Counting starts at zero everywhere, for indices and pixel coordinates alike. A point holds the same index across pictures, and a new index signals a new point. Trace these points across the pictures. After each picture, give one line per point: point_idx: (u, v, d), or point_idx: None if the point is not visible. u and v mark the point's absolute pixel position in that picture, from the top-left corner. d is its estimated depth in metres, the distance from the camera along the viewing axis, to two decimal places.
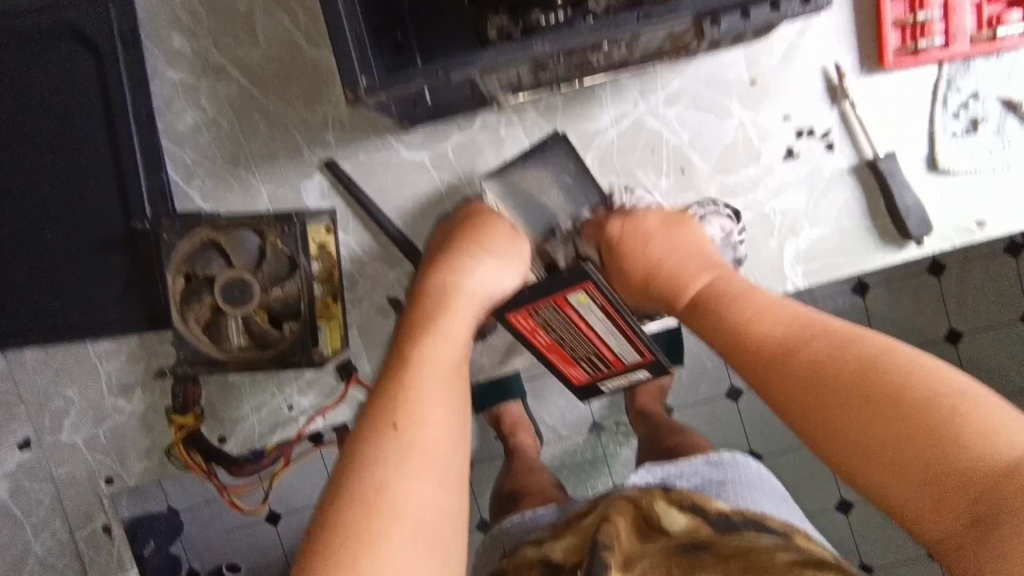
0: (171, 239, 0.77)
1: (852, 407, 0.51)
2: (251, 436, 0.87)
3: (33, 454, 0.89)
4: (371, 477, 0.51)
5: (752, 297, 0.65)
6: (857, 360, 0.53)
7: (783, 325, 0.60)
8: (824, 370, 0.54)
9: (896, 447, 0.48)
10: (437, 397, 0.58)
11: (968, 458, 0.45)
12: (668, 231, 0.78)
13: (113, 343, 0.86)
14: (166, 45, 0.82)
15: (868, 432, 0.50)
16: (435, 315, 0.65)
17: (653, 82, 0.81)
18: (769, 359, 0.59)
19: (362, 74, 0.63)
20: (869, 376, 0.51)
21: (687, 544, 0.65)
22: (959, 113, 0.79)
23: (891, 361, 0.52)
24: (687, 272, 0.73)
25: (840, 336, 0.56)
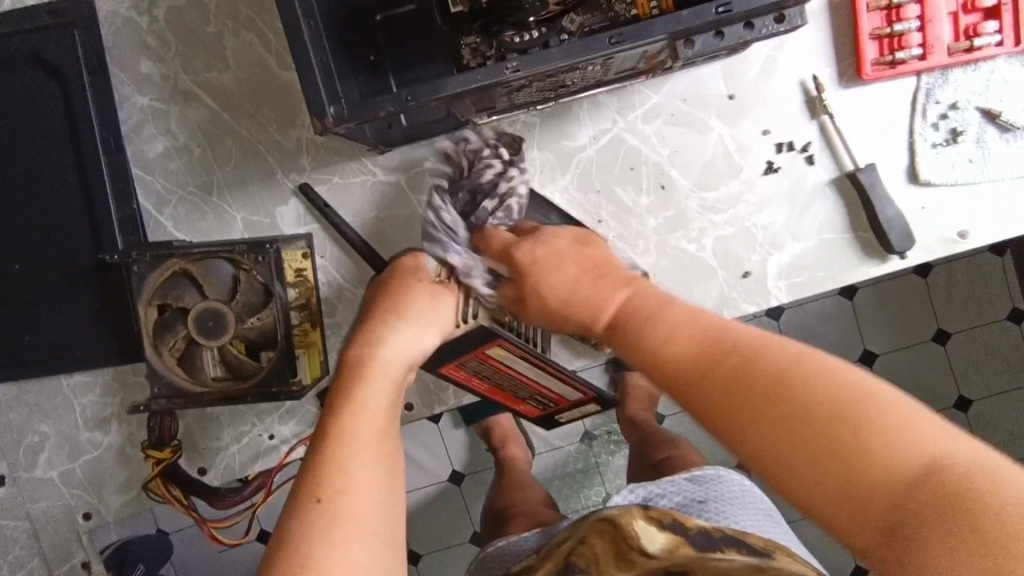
0: (141, 271, 0.75)
1: (762, 424, 0.48)
2: (231, 467, 0.84)
3: (8, 490, 0.87)
4: (300, 552, 0.51)
5: (664, 314, 0.61)
6: (769, 374, 0.50)
7: (693, 338, 0.56)
8: (739, 388, 0.51)
9: (817, 467, 0.45)
10: (365, 460, 0.57)
11: (884, 468, 0.43)
12: (569, 256, 0.72)
13: (86, 375, 0.84)
14: (134, 71, 0.80)
15: (780, 449, 0.47)
16: (350, 388, 0.62)
17: (631, 98, 0.81)
18: (687, 378, 0.54)
19: (330, 104, 0.62)
20: (781, 388, 0.49)
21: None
22: (938, 123, 0.78)
23: (804, 368, 0.49)
24: (602, 290, 0.68)
25: (750, 340, 0.53)
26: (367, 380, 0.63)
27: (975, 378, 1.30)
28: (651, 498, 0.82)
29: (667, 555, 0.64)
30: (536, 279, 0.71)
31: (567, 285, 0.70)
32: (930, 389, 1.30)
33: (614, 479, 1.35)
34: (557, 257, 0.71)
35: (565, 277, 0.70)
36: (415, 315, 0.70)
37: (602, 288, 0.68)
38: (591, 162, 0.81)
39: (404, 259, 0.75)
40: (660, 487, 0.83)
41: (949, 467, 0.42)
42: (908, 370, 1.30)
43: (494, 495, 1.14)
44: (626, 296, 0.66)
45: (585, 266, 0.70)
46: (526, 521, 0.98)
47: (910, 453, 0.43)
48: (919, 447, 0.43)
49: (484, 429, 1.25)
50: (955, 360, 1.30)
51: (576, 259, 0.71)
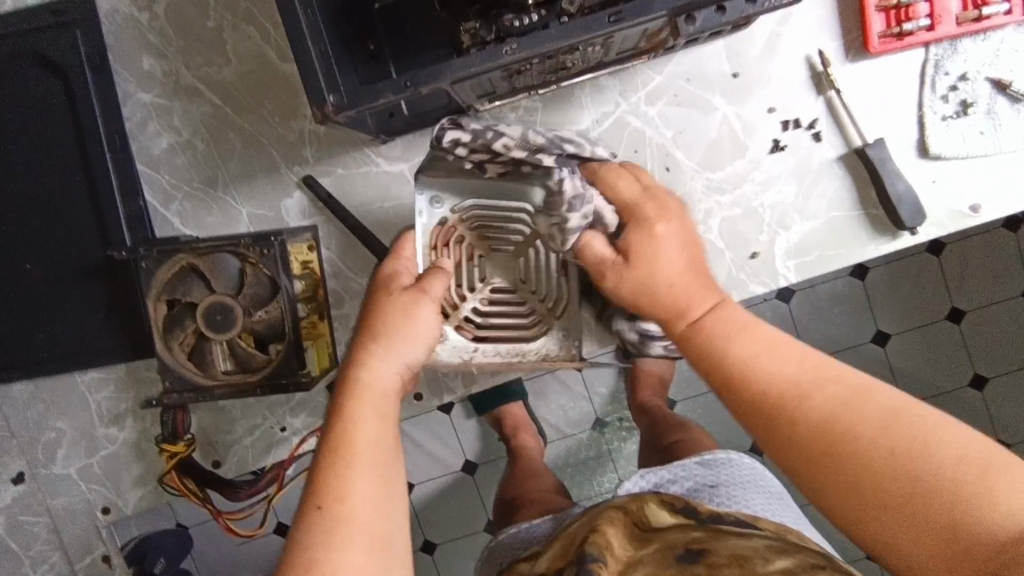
0: (149, 266, 0.76)
1: (857, 462, 0.44)
2: (245, 460, 0.85)
3: (28, 487, 0.88)
4: (302, 558, 0.51)
5: (756, 328, 0.54)
6: (874, 411, 0.45)
7: (789, 360, 0.50)
8: (838, 421, 0.46)
9: (916, 512, 0.41)
10: (365, 466, 0.56)
11: (991, 520, 0.39)
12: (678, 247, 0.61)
13: (101, 372, 0.85)
14: (135, 67, 0.80)
15: (877, 490, 0.43)
16: (345, 402, 0.60)
17: (633, 80, 0.80)
18: (776, 401, 0.49)
19: (330, 92, 0.61)
20: (889, 426, 0.44)
21: (684, 552, 0.62)
22: (947, 95, 0.77)
23: (912, 411, 0.44)
24: (690, 295, 0.59)
25: (854, 377, 0.48)
26: (364, 393, 0.60)
27: (991, 355, 1.29)
28: (662, 484, 0.82)
29: (684, 535, 0.66)
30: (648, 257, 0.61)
31: (678, 273, 0.60)
32: (945, 367, 1.29)
33: (627, 465, 1.35)
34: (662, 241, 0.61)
35: (670, 262, 0.60)
36: (397, 334, 0.65)
37: (695, 291, 0.59)
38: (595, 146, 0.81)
39: (384, 266, 0.71)
40: (670, 473, 0.83)
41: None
42: (923, 349, 1.29)
43: (507, 482, 1.14)
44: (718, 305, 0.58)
45: (692, 267, 0.61)
46: (539, 508, 0.98)
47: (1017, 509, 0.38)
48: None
49: (496, 419, 1.24)
50: (970, 337, 1.29)
51: (685, 240, 0.62)
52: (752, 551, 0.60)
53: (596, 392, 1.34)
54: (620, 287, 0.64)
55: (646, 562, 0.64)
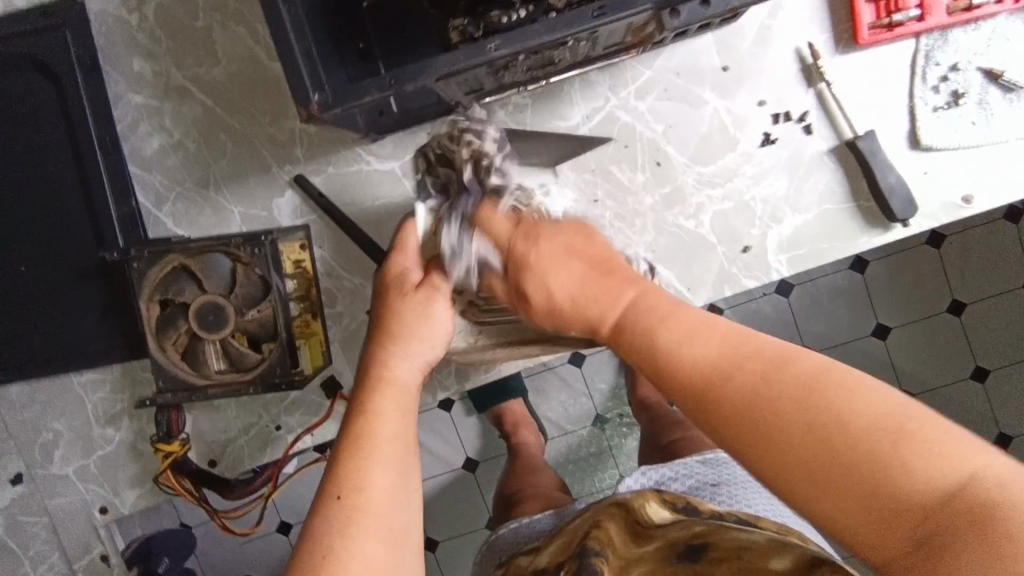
0: (140, 267, 0.76)
1: (785, 440, 0.43)
2: (240, 458, 0.85)
3: (27, 487, 0.88)
4: (321, 547, 0.51)
5: (682, 312, 0.54)
6: (795, 383, 0.44)
7: (710, 342, 0.50)
8: (762, 399, 0.45)
9: (846, 485, 0.40)
10: (384, 458, 0.56)
11: (916, 480, 0.38)
12: (566, 261, 0.61)
13: (97, 373, 0.85)
14: (126, 68, 0.80)
15: (807, 463, 0.42)
16: (368, 396, 0.60)
17: (623, 75, 0.80)
18: (702, 387, 0.49)
19: (315, 91, 0.61)
20: (810, 396, 0.43)
21: (684, 549, 0.61)
22: (939, 86, 0.77)
23: (835, 378, 0.44)
24: (602, 292, 0.59)
25: (777, 349, 0.48)
26: (386, 387, 0.61)
27: (992, 347, 1.28)
28: (664, 482, 0.81)
29: (685, 530, 0.65)
30: (532, 277, 0.62)
31: (570, 293, 0.60)
32: (946, 360, 1.28)
33: (628, 461, 1.35)
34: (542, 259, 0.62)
35: (555, 280, 0.61)
36: (413, 334, 0.65)
37: (609, 287, 0.59)
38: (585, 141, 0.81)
39: (391, 264, 0.70)
40: (673, 471, 0.82)
41: (987, 483, 0.37)
42: (922, 342, 1.29)
43: (508, 478, 1.14)
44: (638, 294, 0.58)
45: (592, 270, 0.60)
46: (538, 504, 0.98)
47: (943, 467, 0.38)
48: (953, 458, 0.38)
49: (496, 416, 1.24)
50: (970, 329, 1.28)
51: (570, 253, 0.62)
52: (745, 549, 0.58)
53: (596, 388, 1.34)
54: (534, 315, 0.64)
55: (646, 558, 0.63)
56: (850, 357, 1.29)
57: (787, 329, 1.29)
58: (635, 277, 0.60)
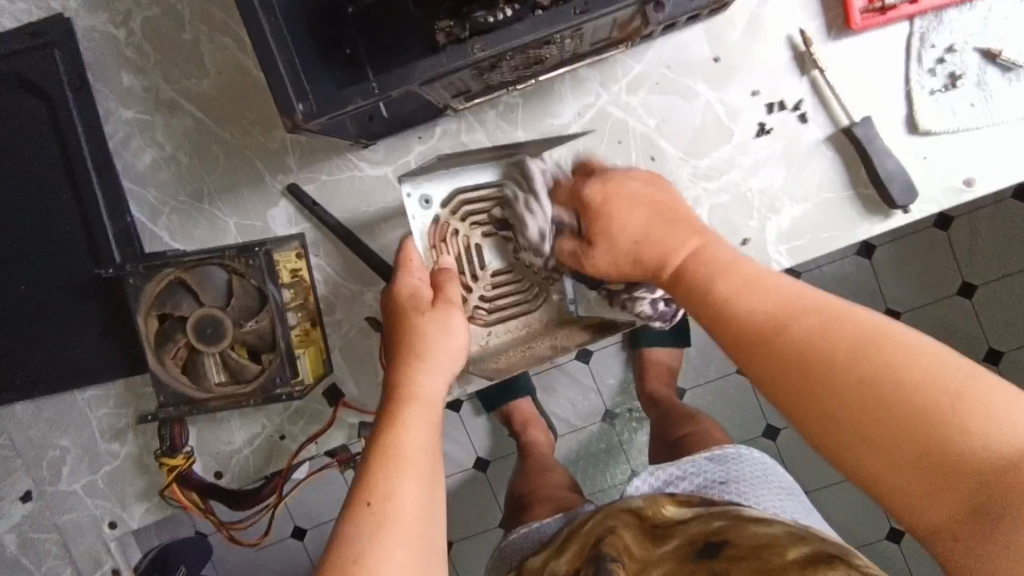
0: (137, 283, 0.76)
1: (841, 390, 0.45)
2: (246, 469, 0.85)
3: (36, 504, 0.89)
4: (347, 557, 0.51)
5: (735, 270, 0.56)
6: (853, 337, 0.46)
7: (764, 298, 0.53)
8: (815, 353, 0.47)
9: (903, 441, 0.41)
10: (410, 470, 0.56)
11: (970, 440, 0.39)
12: (639, 205, 0.65)
13: (100, 389, 0.85)
14: (115, 84, 0.81)
15: (865, 419, 0.43)
16: (395, 408, 0.60)
17: (613, 70, 0.79)
18: (755, 339, 0.51)
19: (299, 101, 0.61)
20: (868, 346, 0.45)
21: (703, 547, 0.59)
22: (935, 69, 0.75)
23: (894, 336, 0.45)
24: (670, 239, 0.62)
25: (824, 305, 0.50)
26: (412, 401, 0.61)
27: (1005, 329, 1.26)
28: (671, 482, 0.78)
29: (703, 526, 0.63)
30: (603, 221, 0.66)
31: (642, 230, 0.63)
32: (957, 344, 1.27)
33: (639, 456, 1.34)
34: (618, 199, 0.66)
35: (627, 221, 0.64)
36: (435, 351, 0.64)
37: (672, 233, 0.62)
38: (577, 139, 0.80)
39: (401, 284, 0.68)
40: (679, 469, 0.79)
41: None
42: (932, 326, 1.27)
43: (517, 478, 1.13)
44: (698, 245, 0.60)
45: (663, 222, 0.63)
46: (549, 504, 0.97)
47: (1001, 427, 0.39)
48: (1011, 422, 0.39)
49: (505, 415, 1.24)
50: (982, 312, 1.26)
51: (645, 199, 0.65)
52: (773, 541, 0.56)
53: (606, 383, 1.33)
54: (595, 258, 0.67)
55: (667, 558, 0.60)
56: None
57: None
58: (697, 227, 0.63)
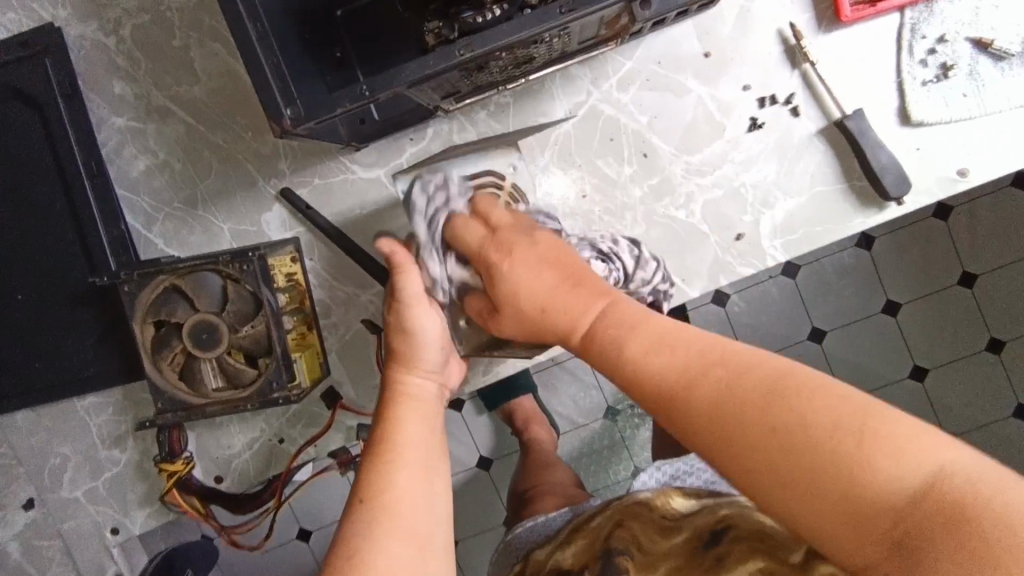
0: (131, 290, 0.76)
1: (752, 449, 0.43)
2: (246, 473, 0.85)
3: (39, 512, 0.89)
4: (348, 550, 0.51)
5: (644, 323, 0.53)
6: (758, 389, 0.44)
7: (677, 350, 0.50)
8: (729, 411, 0.45)
9: (815, 495, 0.41)
10: (409, 463, 0.56)
11: (880, 485, 0.39)
12: (540, 270, 0.59)
13: (98, 396, 0.85)
14: (107, 92, 0.81)
15: (784, 472, 0.42)
16: (387, 410, 0.61)
17: (604, 67, 0.79)
18: (668, 397, 0.48)
19: (287, 106, 0.61)
20: (775, 398, 0.43)
21: (709, 537, 0.58)
22: (927, 60, 0.75)
23: (790, 382, 0.44)
24: (572, 300, 0.57)
25: (736, 354, 0.47)
26: (404, 401, 0.61)
27: (1005, 319, 1.26)
28: (678, 477, 0.76)
29: (710, 514, 0.62)
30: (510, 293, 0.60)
31: (545, 297, 0.58)
32: (959, 334, 1.26)
33: (641, 452, 1.34)
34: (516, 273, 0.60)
35: (532, 289, 0.59)
36: (422, 351, 0.64)
37: (578, 293, 0.58)
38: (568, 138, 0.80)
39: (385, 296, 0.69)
40: (687, 464, 0.76)
41: (951, 479, 0.37)
42: (932, 317, 1.27)
43: (519, 476, 1.13)
44: (603, 305, 0.56)
45: (564, 281, 0.59)
46: (550, 501, 0.97)
47: (907, 464, 0.39)
48: (920, 456, 0.39)
49: (506, 414, 1.24)
50: (982, 301, 1.26)
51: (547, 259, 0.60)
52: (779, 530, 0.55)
53: (606, 380, 1.33)
54: (503, 325, 0.62)
55: (673, 555, 0.59)
56: (861, 336, 1.27)
57: (795, 311, 1.27)
58: (602, 286, 0.59)
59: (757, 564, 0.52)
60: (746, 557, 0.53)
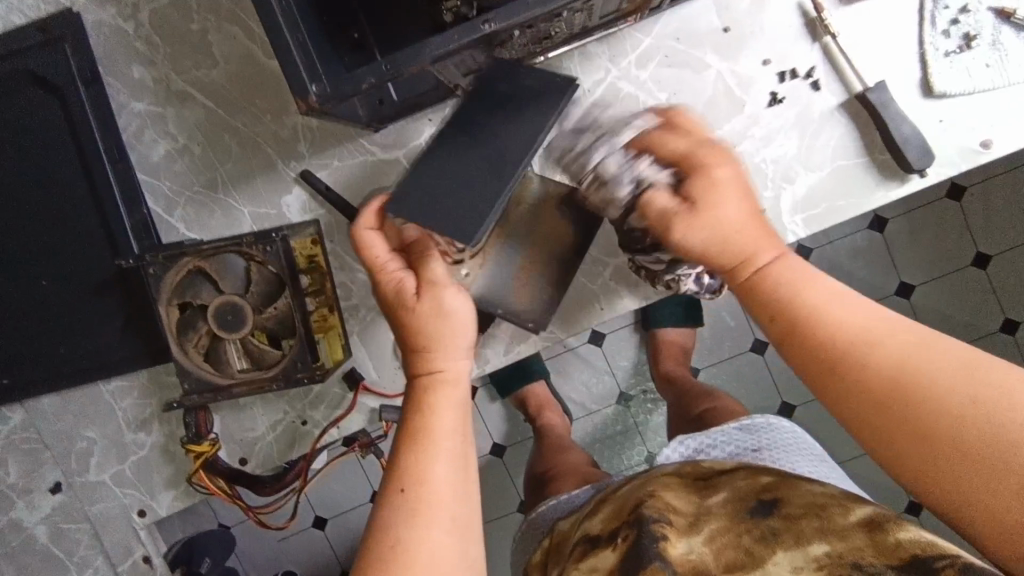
0: (157, 272, 0.77)
1: (912, 400, 0.49)
2: (270, 454, 0.86)
3: (66, 496, 0.90)
4: (388, 535, 0.55)
5: (818, 284, 0.58)
6: (949, 363, 0.49)
7: (857, 313, 0.55)
8: (913, 373, 0.49)
9: (984, 460, 0.45)
10: (441, 453, 0.59)
11: None
12: (739, 206, 0.62)
13: (123, 379, 0.86)
14: (127, 77, 0.81)
15: (965, 436, 0.46)
16: (423, 394, 0.62)
17: (622, 44, 0.78)
18: (838, 353, 0.54)
19: (312, 82, 0.61)
20: (965, 370, 0.48)
21: (755, 505, 0.58)
22: (949, 30, 0.75)
23: (988, 367, 0.48)
24: (750, 245, 0.61)
25: (922, 330, 0.52)
26: (438, 385, 0.63)
27: (1019, 297, 1.25)
28: (703, 450, 0.76)
29: (749, 480, 0.61)
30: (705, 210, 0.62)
31: (734, 228, 0.61)
32: (974, 314, 1.26)
33: (655, 437, 1.34)
34: (716, 209, 0.61)
35: (729, 212, 0.61)
36: (445, 334, 0.64)
37: (755, 243, 0.61)
38: (539, 90, 0.68)
39: (384, 284, 0.66)
40: (712, 437, 0.76)
41: None
42: (947, 296, 1.26)
43: (536, 459, 1.14)
44: (781, 260, 0.60)
45: (751, 220, 0.62)
46: (569, 481, 0.97)
47: None
48: None
49: (519, 400, 1.25)
50: (997, 281, 1.25)
51: (744, 189, 0.63)
52: (829, 497, 0.55)
53: (619, 366, 1.34)
54: (696, 224, 0.62)
55: (717, 512, 0.60)
56: None
57: None
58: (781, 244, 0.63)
59: (823, 549, 0.51)
60: (810, 537, 0.52)
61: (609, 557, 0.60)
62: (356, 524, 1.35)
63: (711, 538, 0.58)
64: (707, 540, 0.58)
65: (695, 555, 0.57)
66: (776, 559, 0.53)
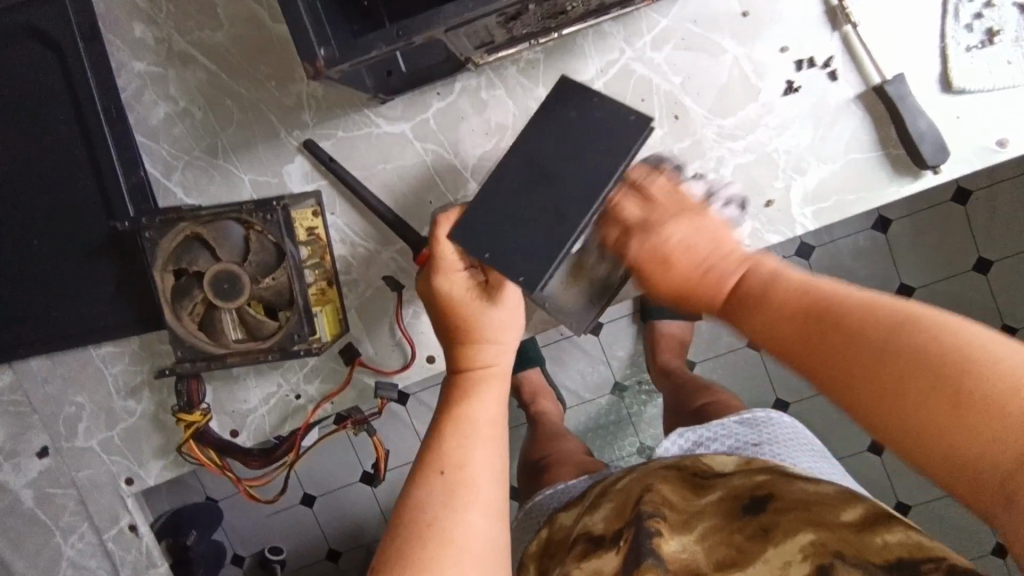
0: (152, 236, 0.75)
1: (867, 397, 0.44)
2: (262, 427, 0.85)
3: (52, 460, 0.89)
4: (425, 514, 0.53)
5: (780, 282, 0.54)
6: (878, 331, 0.45)
7: (803, 299, 0.51)
8: (850, 358, 0.46)
9: (917, 436, 0.42)
10: (479, 439, 0.59)
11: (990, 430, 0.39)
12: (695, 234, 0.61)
13: (114, 345, 0.85)
14: (129, 35, 0.79)
15: (898, 416, 0.43)
16: (467, 384, 0.63)
17: (638, 25, 0.77)
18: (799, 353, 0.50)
19: (320, 46, 0.60)
20: (893, 338, 0.44)
21: (748, 503, 0.58)
22: (972, 25, 0.73)
23: (915, 329, 0.44)
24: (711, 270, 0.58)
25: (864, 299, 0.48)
26: (484, 378, 0.64)
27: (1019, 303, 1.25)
28: (702, 443, 0.75)
29: (747, 479, 0.61)
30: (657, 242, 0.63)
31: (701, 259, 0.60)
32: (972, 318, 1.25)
33: (649, 427, 1.34)
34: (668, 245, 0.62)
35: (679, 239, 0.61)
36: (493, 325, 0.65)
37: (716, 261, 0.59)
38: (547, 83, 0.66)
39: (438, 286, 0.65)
40: (711, 430, 0.76)
41: None
42: (947, 299, 1.25)
43: (529, 445, 1.13)
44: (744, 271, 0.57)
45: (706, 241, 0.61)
46: (562, 467, 0.97)
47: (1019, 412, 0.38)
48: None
49: (514, 385, 1.24)
50: (998, 286, 1.25)
51: (702, 232, 0.62)
52: (824, 497, 0.54)
53: (616, 356, 1.32)
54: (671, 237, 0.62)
55: (711, 512, 0.60)
56: None
57: None
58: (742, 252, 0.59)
59: (808, 537, 0.51)
60: (795, 529, 0.53)
61: (613, 559, 0.59)
62: (345, 503, 1.34)
63: (703, 536, 0.59)
64: (703, 536, 0.59)
65: (686, 554, 0.57)
66: (765, 553, 0.53)
